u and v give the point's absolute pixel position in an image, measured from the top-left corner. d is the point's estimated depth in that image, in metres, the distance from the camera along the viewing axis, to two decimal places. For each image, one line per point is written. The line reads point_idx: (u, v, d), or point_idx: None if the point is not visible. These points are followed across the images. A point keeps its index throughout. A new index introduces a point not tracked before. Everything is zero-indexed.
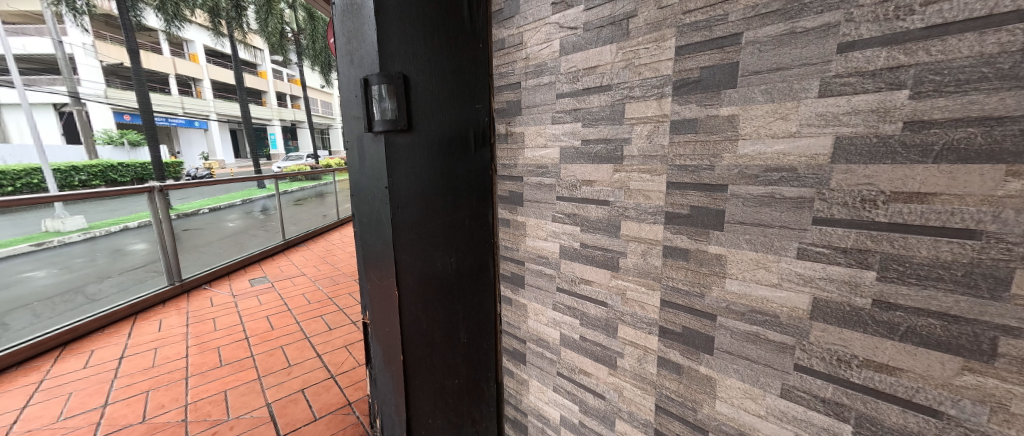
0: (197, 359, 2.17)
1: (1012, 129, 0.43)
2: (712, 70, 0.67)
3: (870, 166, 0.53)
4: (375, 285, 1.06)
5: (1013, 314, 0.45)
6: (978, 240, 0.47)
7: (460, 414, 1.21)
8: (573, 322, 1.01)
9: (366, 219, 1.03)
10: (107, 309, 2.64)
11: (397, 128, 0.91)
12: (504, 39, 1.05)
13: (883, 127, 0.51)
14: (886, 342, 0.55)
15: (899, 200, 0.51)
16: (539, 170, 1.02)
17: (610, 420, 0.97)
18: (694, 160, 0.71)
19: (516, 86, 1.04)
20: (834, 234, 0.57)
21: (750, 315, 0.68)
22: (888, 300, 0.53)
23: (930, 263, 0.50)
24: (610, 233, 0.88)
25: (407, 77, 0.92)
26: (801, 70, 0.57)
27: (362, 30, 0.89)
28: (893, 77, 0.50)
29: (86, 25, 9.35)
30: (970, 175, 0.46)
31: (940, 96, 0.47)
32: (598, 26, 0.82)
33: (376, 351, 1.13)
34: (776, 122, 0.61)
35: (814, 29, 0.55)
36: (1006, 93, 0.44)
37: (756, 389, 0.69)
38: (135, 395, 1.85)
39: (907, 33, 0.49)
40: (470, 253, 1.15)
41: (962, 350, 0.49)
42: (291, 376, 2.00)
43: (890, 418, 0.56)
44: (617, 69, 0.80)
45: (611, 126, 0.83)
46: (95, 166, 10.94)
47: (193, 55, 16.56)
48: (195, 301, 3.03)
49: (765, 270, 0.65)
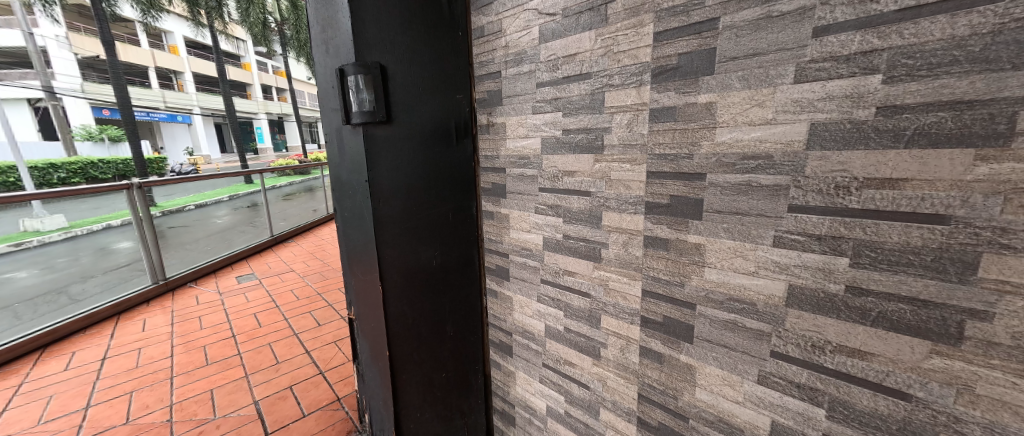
0: (182, 359, 2.13)
1: (982, 112, 0.43)
2: (690, 56, 0.66)
3: (844, 152, 0.52)
4: (360, 280, 1.04)
5: (980, 297, 0.46)
6: (948, 225, 0.47)
7: (449, 407, 1.21)
8: (557, 314, 1.01)
9: (348, 213, 1.01)
10: (89, 309, 2.56)
11: (376, 120, 0.89)
12: (483, 26, 1.02)
13: (857, 113, 0.51)
14: (858, 327, 0.55)
15: (872, 186, 0.51)
16: (520, 161, 1.01)
17: (594, 409, 0.98)
18: (674, 149, 0.70)
19: (496, 75, 1.02)
20: (809, 222, 0.57)
21: (728, 304, 0.68)
22: (861, 286, 0.53)
23: (901, 249, 0.50)
24: (591, 224, 0.87)
25: (384, 66, 0.89)
26: (777, 56, 0.56)
27: (336, 18, 0.86)
28: (867, 61, 0.49)
29: (57, 15, 8.86)
30: (941, 160, 0.46)
31: (913, 80, 0.47)
32: (577, 12, 0.80)
33: (362, 347, 1.12)
34: (753, 109, 0.60)
35: (790, 13, 0.54)
36: (976, 76, 0.43)
37: (734, 376, 0.70)
38: (118, 396, 1.82)
39: (881, 16, 0.48)
40: (456, 247, 1.14)
41: (930, 334, 0.50)
42: (278, 373, 1.98)
43: (861, 401, 0.56)
44: (596, 57, 0.79)
45: (591, 116, 0.82)
46: (75, 164, 10.80)
47: (173, 47, 16.04)
48: (180, 300, 2.97)
49: (742, 259, 0.65)
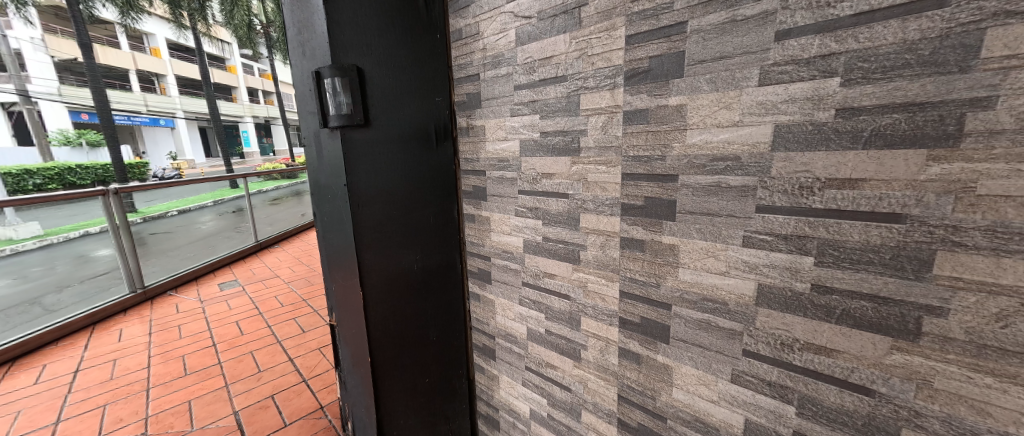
0: (160, 369, 2.07)
1: (932, 114, 0.44)
2: (660, 59, 0.66)
3: (806, 153, 0.53)
4: (340, 286, 1.03)
5: (935, 294, 0.47)
6: (904, 224, 0.48)
7: (434, 413, 1.20)
8: (539, 316, 1.01)
9: (327, 218, 1.00)
10: (63, 320, 2.47)
11: (353, 123, 0.88)
12: (461, 29, 1.02)
13: (817, 115, 0.52)
14: (824, 325, 0.56)
15: (833, 186, 0.52)
16: (500, 164, 1.01)
17: (576, 412, 0.98)
18: (647, 150, 0.71)
19: (474, 78, 1.02)
20: (776, 222, 0.58)
21: (702, 304, 0.69)
22: (826, 284, 0.55)
23: (862, 248, 0.51)
24: (570, 226, 0.87)
25: (362, 69, 0.88)
26: (742, 59, 0.57)
27: (312, 20, 0.85)
28: (825, 64, 0.51)
29: (31, 17, 8.58)
30: (896, 161, 0.47)
31: (868, 83, 0.48)
32: (551, 15, 0.80)
33: (343, 354, 1.10)
34: (721, 112, 0.61)
35: (752, 17, 0.55)
36: (926, 79, 0.44)
37: (709, 376, 0.70)
38: (91, 410, 1.75)
39: (838, 20, 0.49)
40: (438, 250, 1.13)
41: (890, 330, 0.51)
42: (260, 381, 1.94)
43: (828, 398, 0.57)
44: (571, 59, 0.79)
45: (567, 118, 0.82)
46: (51, 170, 10.45)
47: (154, 49, 15.66)
48: (159, 308, 2.89)
49: (713, 259, 0.66)
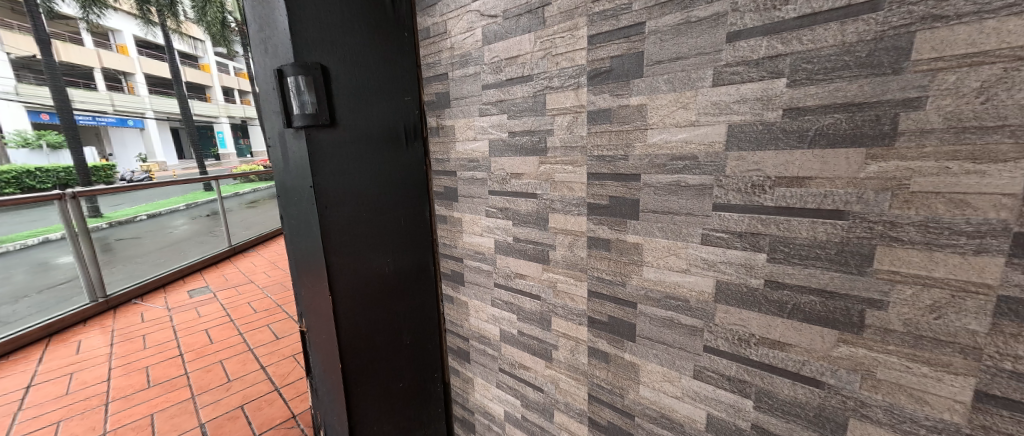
0: (121, 382, 1.97)
1: (870, 114, 0.46)
2: (621, 59, 0.67)
3: (757, 152, 0.55)
4: (308, 291, 1.00)
5: (876, 287, 0.49)
6: (847, 220, 0.49)
7: (408, 418, 1.18)
8: (511, 317, 1.00)
9: (294, 221, 0.96)
10: (14, 333, 2.31)
11: (318, 123, 0.85)
12: (429, 27, 1.00)
13: (767, 115, 0.53)
14: (777, 319, 0.57)
15: (782, 184, 0.53)
16: (470, 164, 1.00)
17: (549, 412, 0.97)
18: (610, 150, 0.71)
19: (443, 77, 1.00)
20: (732, 220, 0.59)
21: (665, 302, 0.70)
22: (778, 280, 0.56)
23: (810, 244, 0.52)
24: (539, 226, 0.87)
25: (326, 68, 0.86)
26: (696, 60, 0.58)
27: (273, 16, 0.82)
28: (773, 65, 0.52)
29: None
30: (838, 159, 0.49)
31: (812, 84, 0.49)
32: (516, 15, 0.80)
33: (313, 360, 1.07)
34: (678, 111, 0.62)
35: (705, 19, 0.56)
36: (863, 80, 0.46)
37: (673, 372, 0.71)
38: (44, 427, 1.65)
39: (783, 23, 0.50)
40: (410, 252, 1.11)
41: (837, 324, 0.52)
42: (230, 392, 1.86)
43: (782, 390, 0.59)
44: (536, 59, 0.79)
45: (534, 118, 0.82)
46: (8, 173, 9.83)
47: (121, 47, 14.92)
48: (123, 317, 2.75)
49: (675, 257, 0.66)
